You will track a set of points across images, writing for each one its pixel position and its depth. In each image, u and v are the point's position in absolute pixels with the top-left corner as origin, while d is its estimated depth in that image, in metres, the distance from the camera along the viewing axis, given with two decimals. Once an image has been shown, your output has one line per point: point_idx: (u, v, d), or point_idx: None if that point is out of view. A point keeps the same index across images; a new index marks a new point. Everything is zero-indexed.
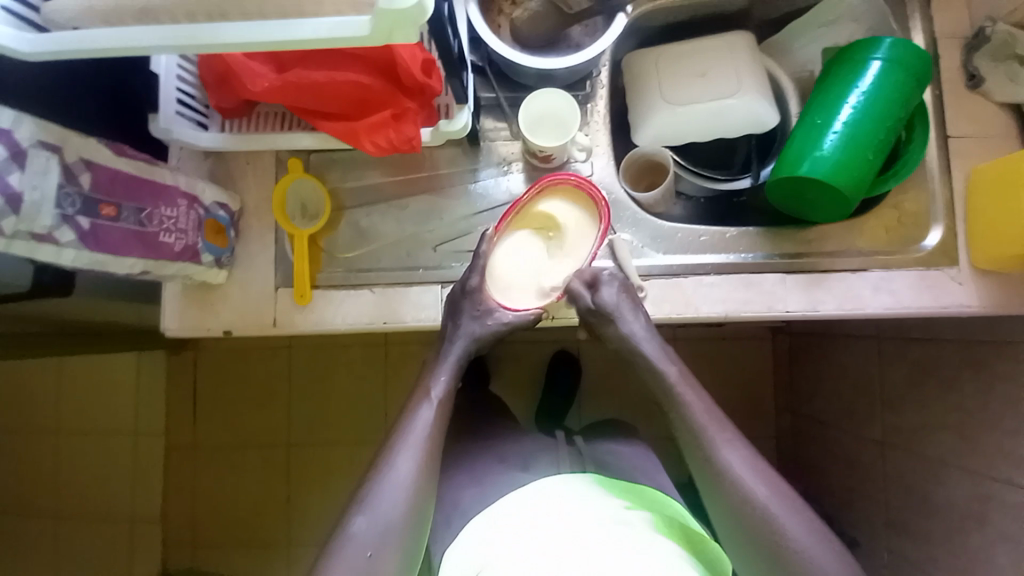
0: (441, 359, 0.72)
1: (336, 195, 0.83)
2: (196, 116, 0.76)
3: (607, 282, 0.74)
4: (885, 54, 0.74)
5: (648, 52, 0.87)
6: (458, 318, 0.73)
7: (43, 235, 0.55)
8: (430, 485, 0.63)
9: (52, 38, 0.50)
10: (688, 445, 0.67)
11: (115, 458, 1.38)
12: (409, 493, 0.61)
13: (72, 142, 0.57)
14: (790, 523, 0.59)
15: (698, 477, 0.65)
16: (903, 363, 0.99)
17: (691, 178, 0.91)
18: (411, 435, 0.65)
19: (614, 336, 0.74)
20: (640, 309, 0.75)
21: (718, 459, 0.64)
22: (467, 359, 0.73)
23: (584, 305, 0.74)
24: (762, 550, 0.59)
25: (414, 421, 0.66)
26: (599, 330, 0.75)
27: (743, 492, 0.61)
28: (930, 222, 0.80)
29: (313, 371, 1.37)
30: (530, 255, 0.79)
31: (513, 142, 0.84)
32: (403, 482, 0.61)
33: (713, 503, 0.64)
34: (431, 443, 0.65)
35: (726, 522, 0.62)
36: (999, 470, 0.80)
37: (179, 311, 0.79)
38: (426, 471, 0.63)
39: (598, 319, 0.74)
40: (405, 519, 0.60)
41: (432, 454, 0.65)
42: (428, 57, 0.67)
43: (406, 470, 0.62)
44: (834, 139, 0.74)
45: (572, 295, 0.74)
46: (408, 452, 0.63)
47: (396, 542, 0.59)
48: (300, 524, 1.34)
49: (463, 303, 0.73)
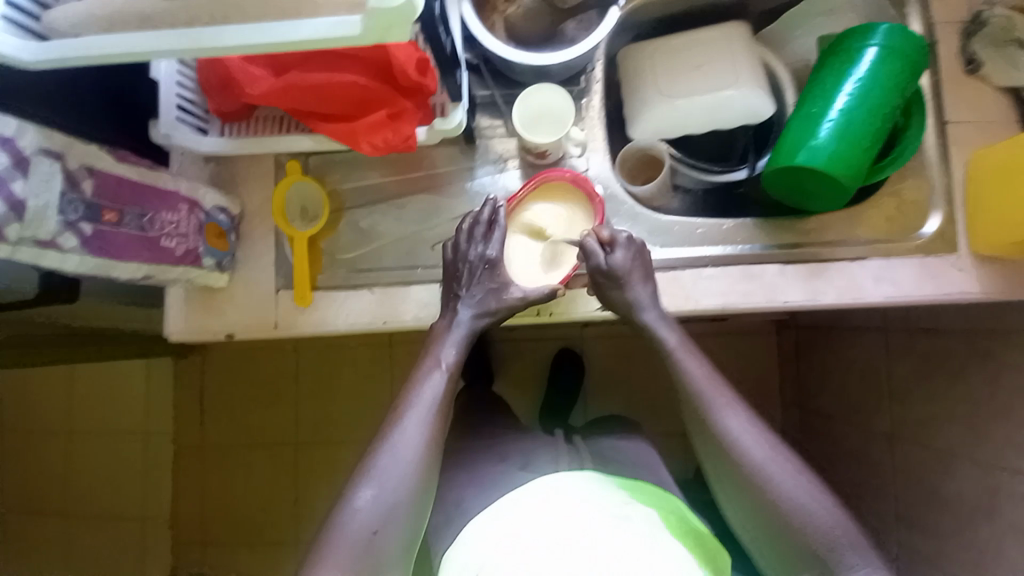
0: (450, 329, 0.71)
1: (335, 197, 0.83)
2: (195, 121, 0.77)
3: (623, 245, 0.72)
4: (881, 41, 0.74)
5: (643, 46, 0.87)
6: (473, 286, 0.72)
7: (47, 242, 0.56)
8: (435, 460, 0.63)
9: (52, 46, 0.51)
10: (693, 424, 0.67)
11: (126, 461, 1.39)
12: (415, 467, 0.61)
13: (74, 150, 0.58)
14: (793, 515, 0.59)
15: (705, 454, 0.66)
16: (910, 352, 0.98)
17: (687, 170, 0.90)
18: (419, 404, 0.65)
19: (619, 301, 0.72)
20: (649, 278, 0.74)
21: (720, 453, 0.64)
22: (477, 333, 0.72)
23: (596, 263, 0.72)
24: (765, 529, 0.61)
25: (423, 391, 0.66)
26: (604, 293, 0.73)
27: (742, 486, 0.62)
28: (929, 210, 0.80)
29: (318, 372, 1.38)
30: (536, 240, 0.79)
31: (509, 139, 0.84)
32: (410, 454, 0.61)
33: (720, 484, 0.64)
34: (438, 413, 0.65)
35: (736, 501, 0.63)
36: (1009, 458, 0.79)
37: (182, 314, 0.80)
38: (433, 443, 0.63)
39: (608, 283, 0.72)
40: (409, 493, 0.60)
41: (440, 423, 0.65)
42: (423, 57, 0.66)
43: (411, 442, 0.62)
44: (831, 127, 0.73)
45: (587, 252, 0.72)
46: (416, 418, 0.64)
47: (402, 514, 0.60)
48: (308, 524, 1.34)
49: (480, 273, 0.72)
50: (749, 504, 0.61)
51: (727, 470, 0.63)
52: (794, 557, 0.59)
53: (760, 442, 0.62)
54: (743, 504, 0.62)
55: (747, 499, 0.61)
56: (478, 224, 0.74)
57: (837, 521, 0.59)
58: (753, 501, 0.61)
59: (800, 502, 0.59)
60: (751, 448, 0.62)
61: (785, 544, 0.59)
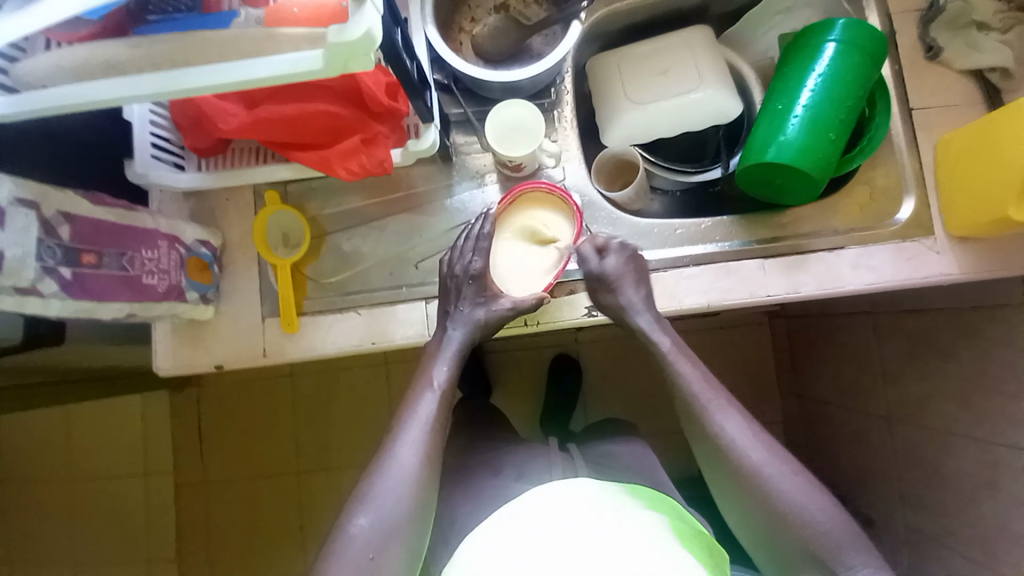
0: (442, 349, 0.72)
1: (316, 223, 0.84)
2: (172, 157, 0.77)
3: (614, 250, 0.75)
4: (839, 36, 0.76)
5: (609, 55, 0.88)
6: (461, 304, 0.73)
7: (27, 289, 0.56)
8: (432, 480, 0.63)
9: (21, 98, 0.51)
10: (688, 422, 0.67)
11: (128, 501, 1.38)
12: (411, 490, 0.61)
13: (50, 197, 0.59)
14: (789, 503, 0.59)
15: (701, 453, 0.66)
16: (898, 335, 0.99)
17: (663, 173, 0.92)
18: (413, 423, 0.65)
19: (612, 305, 0.74)
20: (642, 283, 0.75)
21: (714, 450, 0.64)
22: (468, 350, 0.73)
23: (590, 268, 0.75)
24: (762, 525, 0.61)
25: (418, 411, 0.66)
26: (599, 297, 0.76)
27: (737, 481, 0.62)
28: (902, 194, 0.81)
29: (316, 397, 1.38)
30: (526, 250, 0.80)
31: (485, 154, 0.85)
32: (405, 478, 0.61)
33: (716, 482, 0.65)
34: (433, 430, 0.65)
35: (733, 500, 0.63)
36: (1003, 434, 0.79)
37: (170, 350, 0.80)
38: (429, 463, 0.63)
39: (600, 285, 0.75)
40: (408, 511, 0.60)
41: (438, 437, 0.65)
42: (392, 81, 0.70)
43: (407, 460, 0.62)
44: (797, 123, 0.75)
45: (581, 257, 0.76)
46: (410, 441, 0.64)
47: (401, 535, 0.59)
48: (314, 551, 1.33)
49: (468, 289, 0.73)
50: (744, 499, 0.62)
51: (720, 463, 0.63)
52: (789, 553, 0.59)
53: (749, 434, 0.63)
54: (739, 501, 0.62)
55: (742, 496, 0.62)
56: (470, 239, 0.75)
57: (832, 510, 0.59)
58: (748, 497, 0.61)
59: (793, 490, 0.60)
60: (745, 444, 0.63)
61: (782, 540, 0.59)
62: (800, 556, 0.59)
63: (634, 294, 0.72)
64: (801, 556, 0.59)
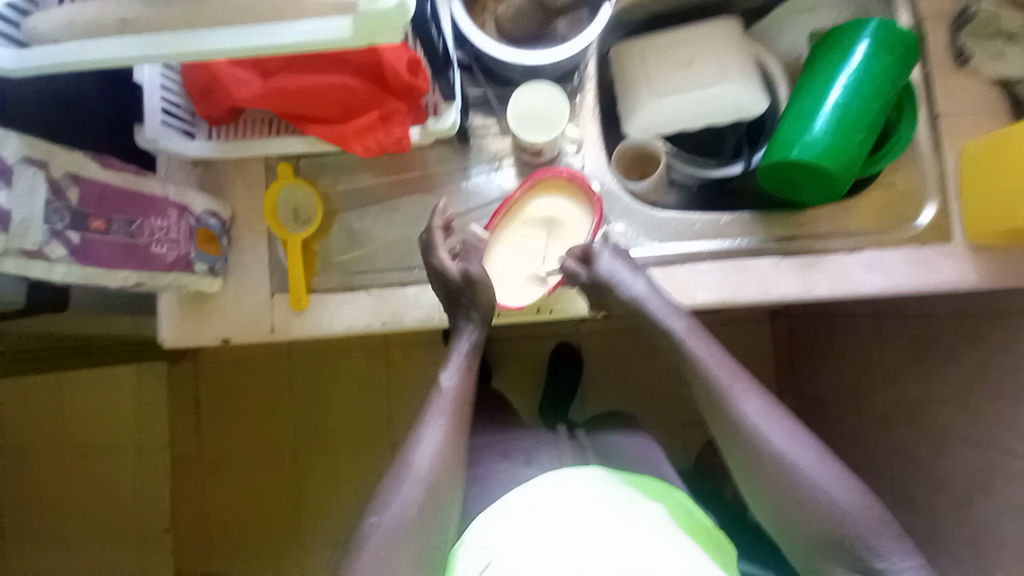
0: (453, 353, 0.71)
1: (328, 199, 0.82)
2: (182, 124, 0.75)
3: (601, 252, 0.72)
4: (872, 34, 0.74)
5: (634, 42, 0.87)
6: (459, 314, 0.72)
7: (34, 252, 0.55)
8: (454, 469, 0.64)
9: (32, 53, 0.49)
10: (706, 411, 0.67)
11: (122, 470, 1.38)
12: (427, 491, 0.61)
13: (58, 158, 0.57)
14: (797, 496, 0.60)
15: (722, 438, 0.66)
16: (902, 340, 0.99)
17: (683, 165, 0.90)
18: (432, 426, 0.64)
19: (620, 304, 0.71)
20: (638, 271, 0.74)
21: (735, 439, 0.64)
22: (477, 356, 0.72)
23: (583, 281, 0.72)
24: (780, 514, 0.61)
25: (435, 413, 0.66)
26: (603, 301, 0.73)
27: (753, 468, 0.63)
28: (923, 199, 0.80)
29: (314, 376, 1.37)
30: (534, 246, 0.79)
31: (502, 138, 0.84)
32: (422, 478, 0.61)
33: (736, 468, 0.65)
34: (453, 418, 0.66)
35: (753, 484, 0.63)
36: (999, 443, 0.80)
37: (175, 322, 0.79)
38: (450, 451, 0.64)
39: (597, 290, 0.72)
40: (424, 512, 0.60)
41: (459, 423, 0.66)
42: (415, 57, 0.66)
43: (428, 450, 0.63)
44: (824, 122, 0.74)
45: (570, 274, 0.73)
46: (428, 441, 0.63)
47: (417, 535, 0.59)
48: (308, 527, 1.34)
49: (461, 297, 0.71)
50: (761, 488, 0.62)
51: (739, 454, 0.64)
52: (808, 541, 0.60)
53: (763, 423, 0.63)
54: (759, 488, 0.63)
55: (761, 484, 0.62)
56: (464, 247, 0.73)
57: (840, 504, 0.59)
58: (763, 486, 0.62)
59: (801, 482, 0.60)
60: (767, 427, 0.63)
61: (798, 529, 0.60)
62: (822, 545, 0.59)
63: (638, 284, 0.70)
64: (823, 545, 0.59)
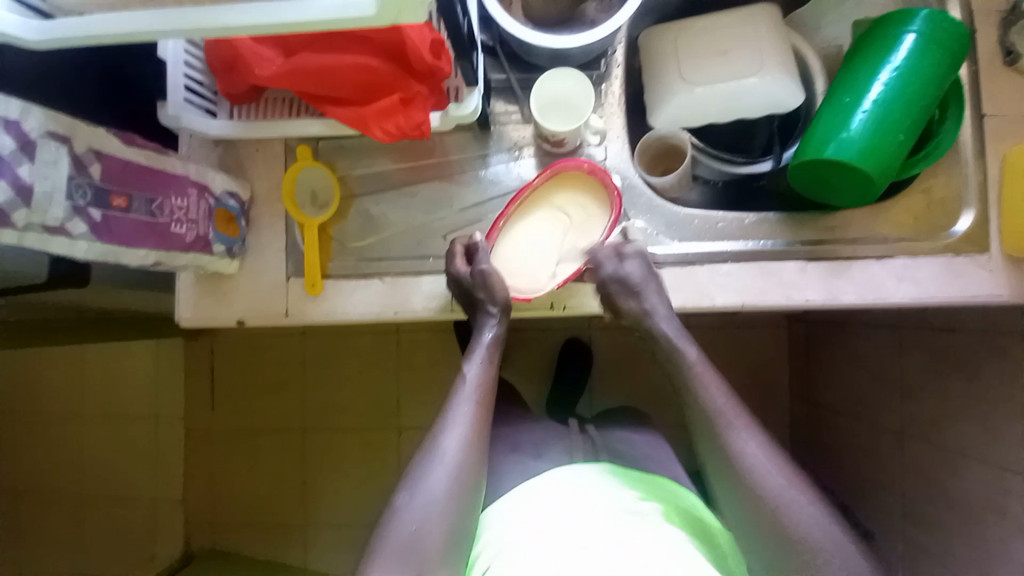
0: (475, 346, 0.71)
1: (344, 183, 0.82)
2: (204, 103, 0.75)
3: (632, 257, 0.73)
4: (921, 28, 0.71)
5: (665, 31, 0.84)
6: (483, 308, 0.72)
7: (55, 228, 0.55)
8: (480, 456, 0.63)
9: (56, 25, 0.49)
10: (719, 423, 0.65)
11: (137, 440, 1.41)
12: (455, 478, 0.60)
13: (80, 132, 0.57)
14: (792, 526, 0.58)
15: (713, 464, 0.65)
16: (922, 350, 0.96)
17: (709, 161, 0.88)
18: (460, 416, 0.64)
19: (632, 311, 0.72)
20: (664, 292, 0.73)
21: (722, 468, 0.63)
22: (499, 351, 0.72)
23: (606, 273, 0.72)
24: (764, 546, 0.59)
25: (463, 403, 0.65)
26: (618, 304, 0.73)
27: (747, 497, 0.61)
28: (960, 208, 0.77)
29: (323, 359, 1.39)
30: (550, 239, 0.77)
31: (525, 126, 0.82)
32: (450, 466, 0.61)
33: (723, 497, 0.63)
34: (479, 405, 0.66)
35: (734, 511, 0.61)
36: (1017, 461, 0.77)
37: (193, 301, 0.79)
38: (476, 438, 0.63)
39: (622, 290, 0.72)
40: (452, 499, 0.59)
41: (485, 410, 0.66)
42: (438, 38, 0.65)
43: (456, 434, 0.63)
44: (863, 118, 0.70)
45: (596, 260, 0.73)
46: (456, 428, 0.63)
47: (446, 520, 0.59)
48: (316, 504, 1.36)
49: (478, 291, 0.72)
50: (755, 515, 0.60)
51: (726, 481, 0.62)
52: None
53: (757, 455, 0.62)
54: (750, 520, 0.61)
55: (754, 514, 0.60)
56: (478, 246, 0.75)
57: (827, 536, 0.58)
58: (751, 513, 0.60)
59: (796, 506, 0.59)
60: (744, 462, 0.61)
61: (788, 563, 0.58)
62: None
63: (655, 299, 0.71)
64: None
